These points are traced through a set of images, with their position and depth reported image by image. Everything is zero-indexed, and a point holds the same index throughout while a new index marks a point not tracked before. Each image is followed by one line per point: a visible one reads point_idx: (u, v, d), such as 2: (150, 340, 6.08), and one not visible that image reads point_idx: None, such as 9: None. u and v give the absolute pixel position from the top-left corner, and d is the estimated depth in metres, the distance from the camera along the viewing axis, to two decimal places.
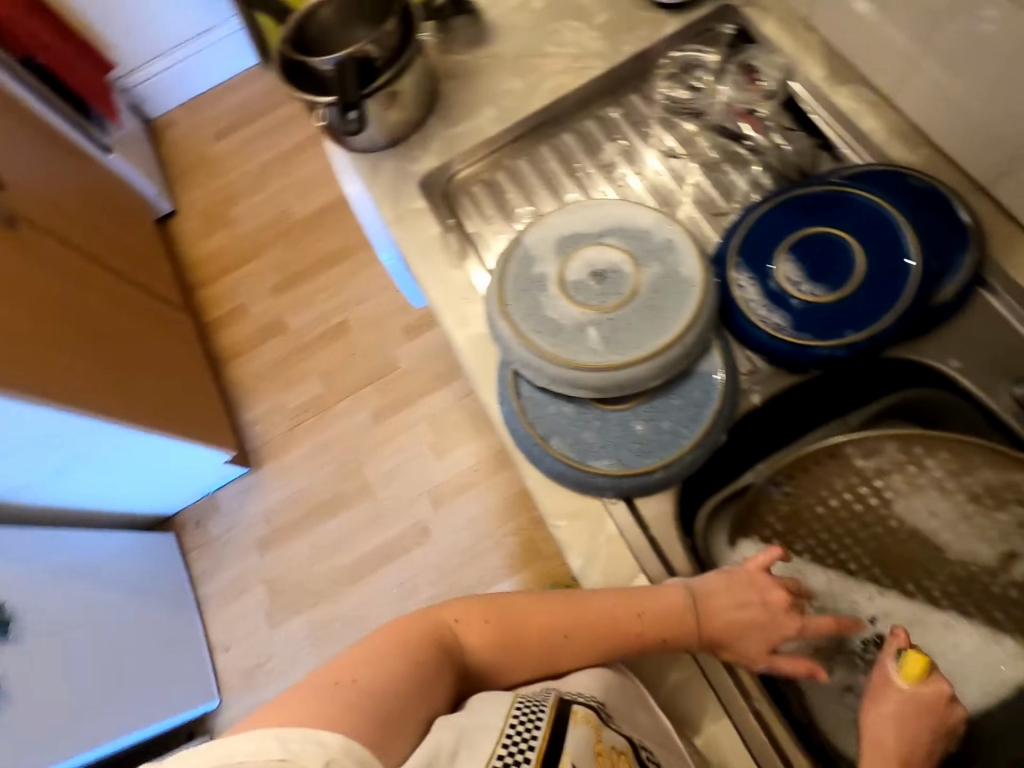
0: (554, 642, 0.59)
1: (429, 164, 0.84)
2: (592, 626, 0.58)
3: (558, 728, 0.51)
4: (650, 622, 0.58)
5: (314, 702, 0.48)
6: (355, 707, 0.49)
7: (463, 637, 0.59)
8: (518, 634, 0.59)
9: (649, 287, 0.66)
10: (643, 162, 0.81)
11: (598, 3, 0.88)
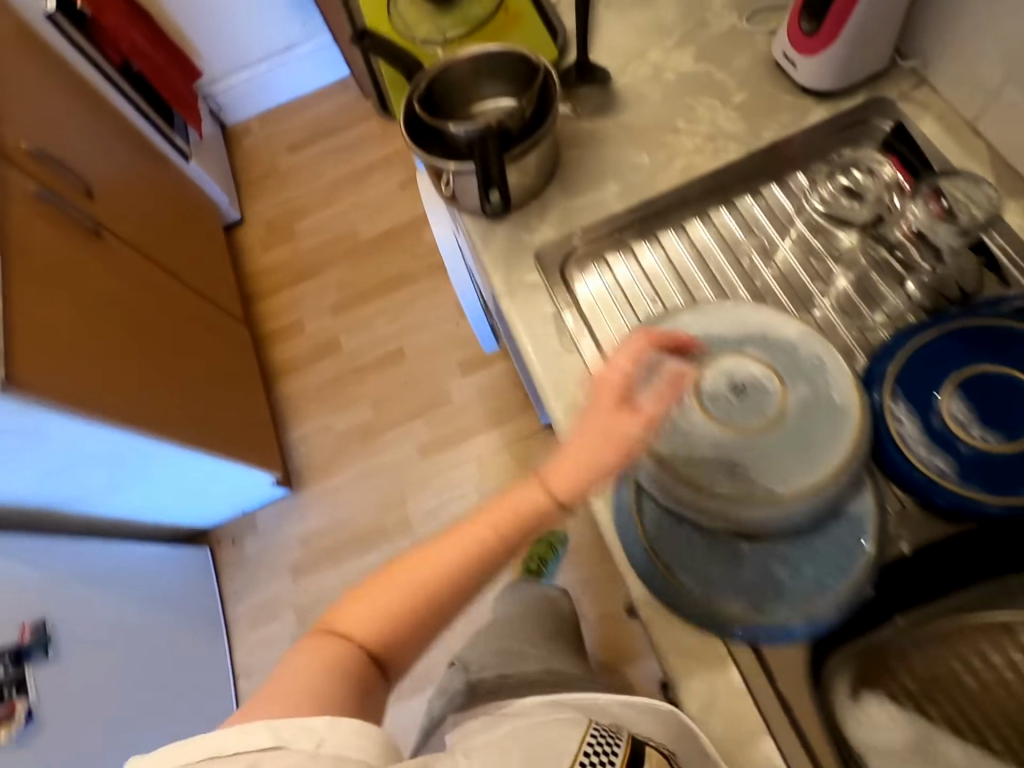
0: (415, 610, 0.61)
1: (546, 236, 0.80)
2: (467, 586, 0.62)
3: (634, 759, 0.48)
4: (478, 554, 0.61)
5: (290, 700, 0.52)
6: (308, 694, 0.53)
7: (344, 628, 0.60)
8: (392, 614, 0.60)
9: (797, 411, 0.60)
10: (779, 260, 0.75)
11: (737, 81, 0.84)
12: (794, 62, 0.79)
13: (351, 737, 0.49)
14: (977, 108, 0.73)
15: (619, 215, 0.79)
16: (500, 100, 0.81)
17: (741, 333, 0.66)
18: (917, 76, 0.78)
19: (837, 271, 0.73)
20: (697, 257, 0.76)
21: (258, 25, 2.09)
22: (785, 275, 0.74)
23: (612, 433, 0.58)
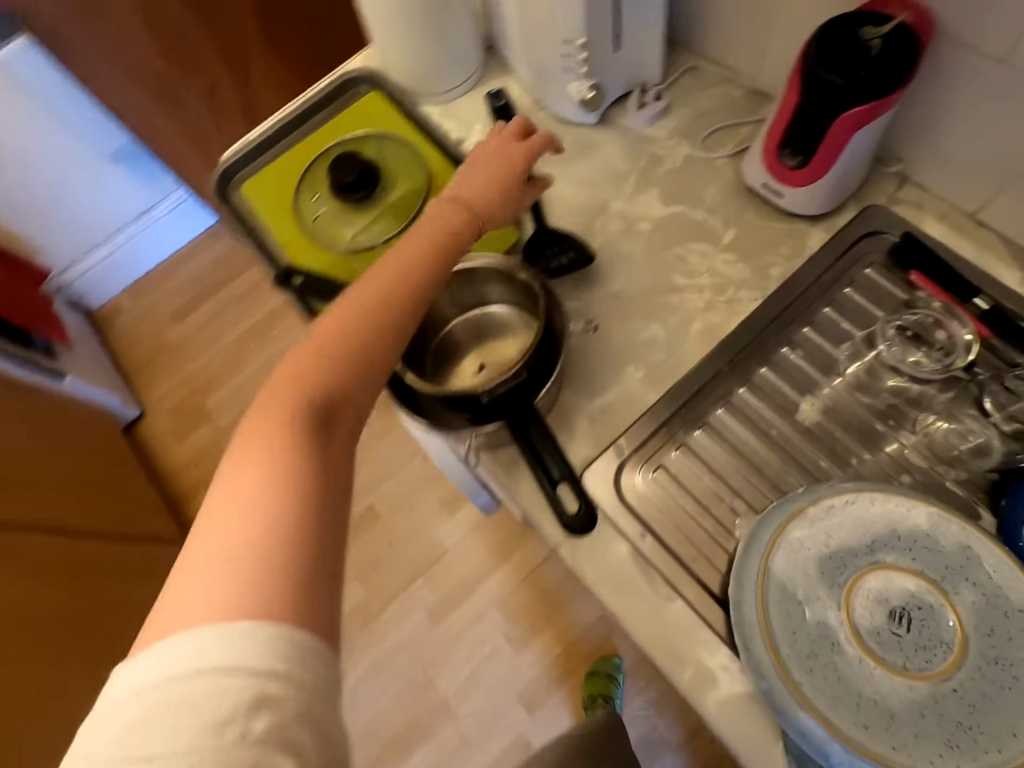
0: (262, 561, 0.42)
1: (586, 453, 0.68)
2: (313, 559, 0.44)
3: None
4: (319, 462, 0.48)
5: (213, 578, 0.42)
6: (266, 524, 0.44)
7: (219, 539, 0.43)
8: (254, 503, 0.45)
9: (977, 628, 0.52)
10: (849, 414, 0.67)
11: (720, 218, 0.78)
12: (781, 191, 0.73)
13: (249, 645, 0.40)
14: (977, 203, 0.71)
15: (660, 406, 0.69)
16: (482, 310, 0.70)
17: (867, 537, 0.56)
18: (898, 177, 0.75)
19: (916, 412, 0.66)
20: (762, 434, 0.67)
21: (99, 200, 1.82)
22: (863, 430, 0.66)
23: (500, 156, 0.66)
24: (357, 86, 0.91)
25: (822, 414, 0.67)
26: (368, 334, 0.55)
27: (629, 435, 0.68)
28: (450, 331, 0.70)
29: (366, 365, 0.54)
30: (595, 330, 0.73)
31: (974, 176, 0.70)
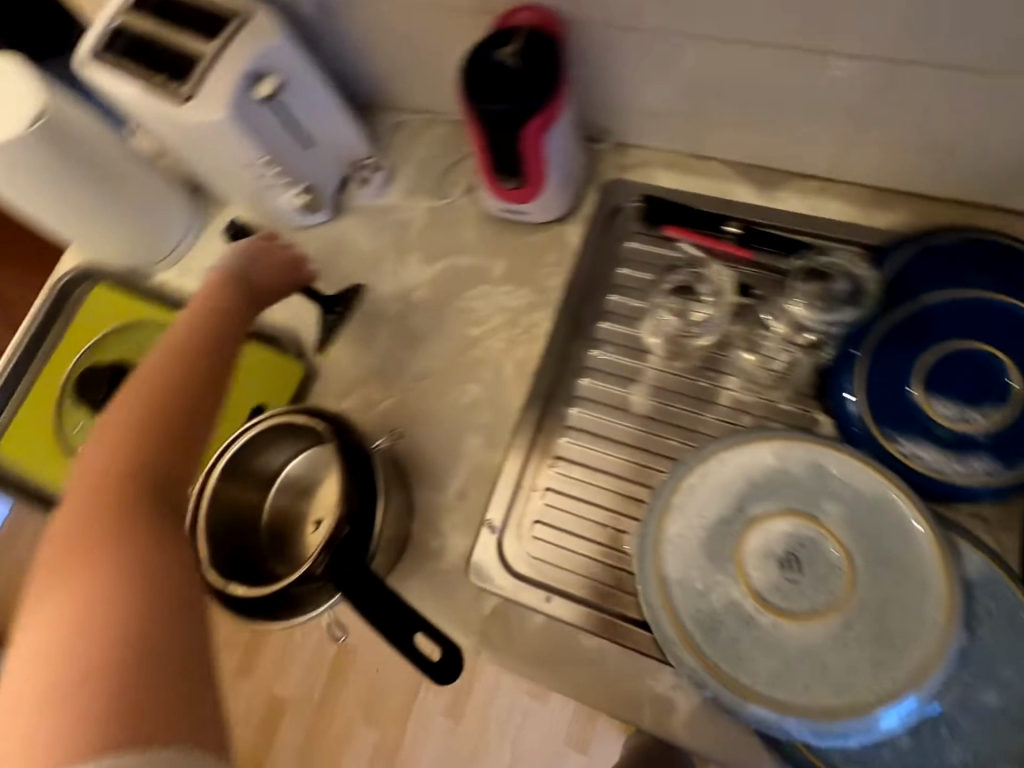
0: (112, 664, 0.40)
1: (464, 544, 0.65)
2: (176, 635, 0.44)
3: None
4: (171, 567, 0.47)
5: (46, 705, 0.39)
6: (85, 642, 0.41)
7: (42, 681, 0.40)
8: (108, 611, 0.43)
9: (855, 537, 0.53)
10: (676, 384, 0.68)
11: (484, 255, 0.77)
12: (522, 210, 0.73)
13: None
14: (690, 142, 0.74)
15: (509, 463, 0.67)
16: (283, 473, 0.66)
17: (733, 499, 0.57)
18: (617, 147, 0.77)
19: (728, 352, 0.68)
20: (613, 441, 0.67)
21: None
22: (693, 392, 0.67)
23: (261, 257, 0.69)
24: (78, 287, 0.83)
25: (652, 396, 0.68)
26: (195, 397, 0.58)
27: (494, 507, 0.66)
28: (271, 509, 0.66)
29: (167, 445, 0.54)
30: (401, 433, 0.71)
31: (674, 123, 0.72)
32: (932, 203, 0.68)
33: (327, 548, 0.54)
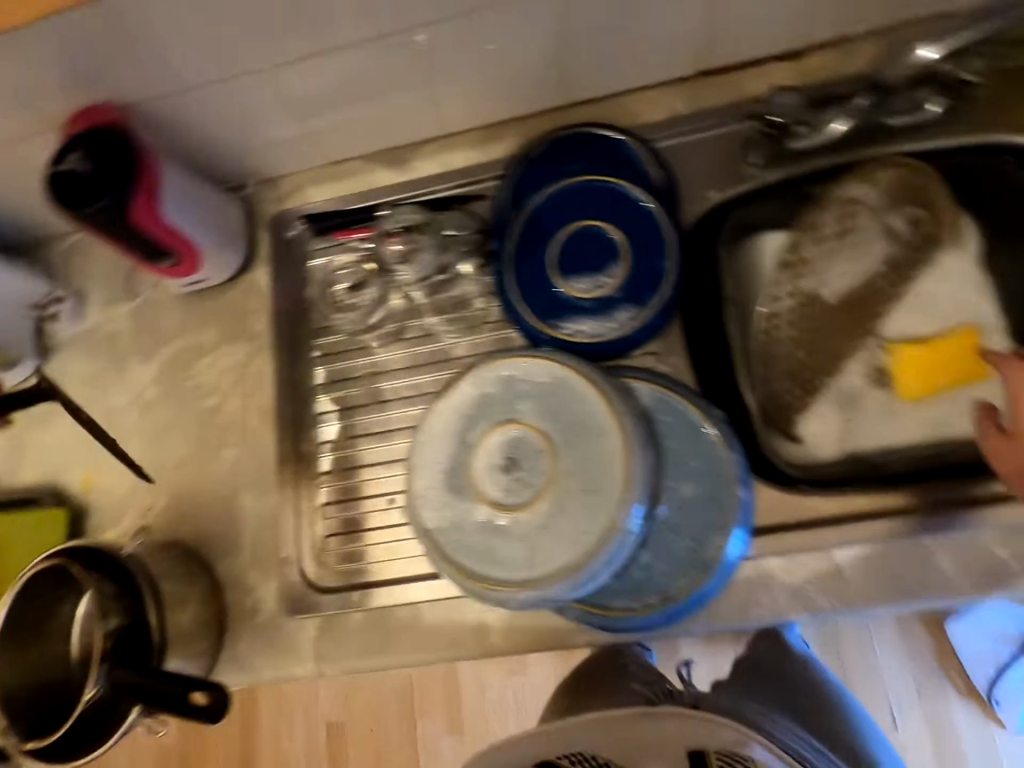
0: None
1: (274, 590, 0.69)
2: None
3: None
4: None
5: None
6: None
7: None
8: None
9: (546, 419, 0.61)
10: (396, 362, 0.74)
11: (194, 330, 0.80)
12: (201, 277, 0.77)
13: None
14: (320, 154, 0.79)
15: (285, 501, 0.71)
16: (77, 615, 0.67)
17: (453, 436, 0.64)
18: (266, 183, 0.82)
19: (426, 316, 0.74)
20: (361, 437, 0.72)
21: None
22: (412, 362, 0.73)
23: None
24: None
25: (376, 383, 0.73)
26: None
27: (286, 545, 0.70)
28: (81, 648, 0.66)
29: None
30: (146, 534, 0.73)
31: (293, 146, 0.77)
32: (530, 120, 0.77)
33: (100, 662, 0.59)
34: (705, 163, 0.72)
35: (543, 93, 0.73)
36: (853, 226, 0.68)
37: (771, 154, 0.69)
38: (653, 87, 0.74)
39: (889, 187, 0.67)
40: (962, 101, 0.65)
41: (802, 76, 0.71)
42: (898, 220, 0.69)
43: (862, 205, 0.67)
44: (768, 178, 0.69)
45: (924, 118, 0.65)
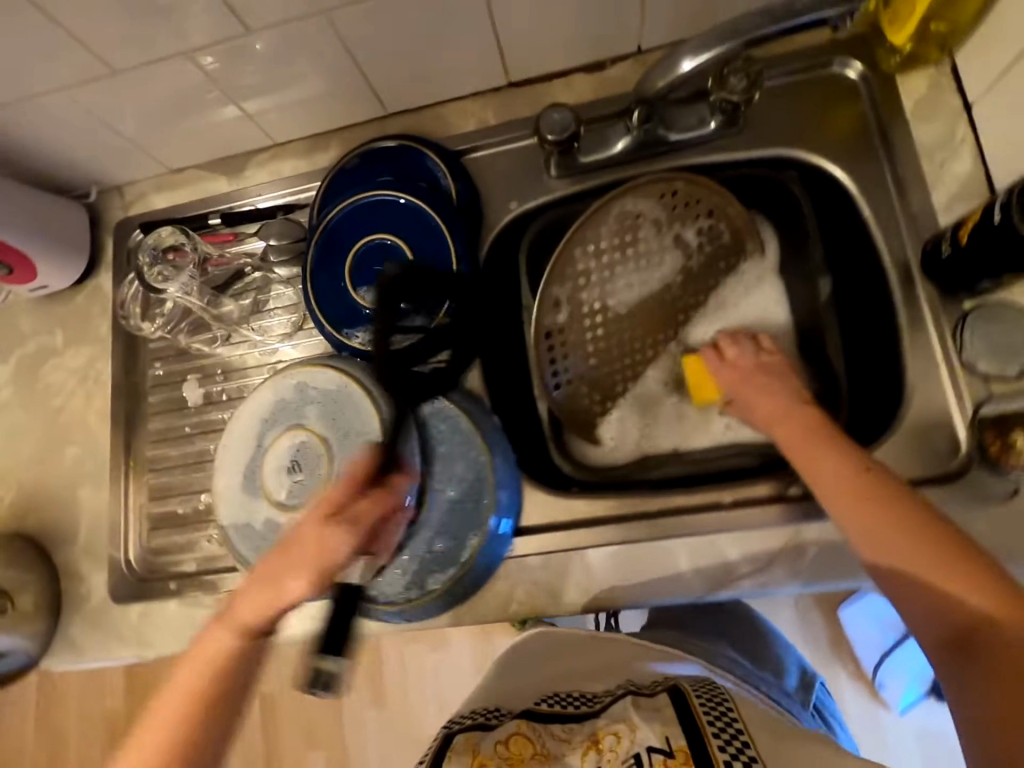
0: None
1: (103, 578, 0.75)
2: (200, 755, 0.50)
3: (439, 754, 0.58)
4: None
5: None
6: None
7: None
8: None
9: (327, 425, 0.66)
10: (221, 367, 0.78)
11: (45, 333, 0.84)
12: (44, 283, 0.81)
13: None
14: (156, 163, 0.82)
15: (117, 496, 0.77)
16: None
17: (252, 439, 0.69)
18: (112, 191, 0.85)
19: (251, 323, 0.79)
20: (185, 439, 0.77)
21: None
22: (236, 367, 0.78)
23: None
24: None
25: (201, 385, 0.78)
26: None
27: (116, 538, 0.76)
28: None
29: None
30: None
31: (126, 156, 0.80)
32: (354, 130, 0.79)
33: None
34: (510, 176, 0.74)
35: (358, 106, 0.76)
36: (638, 240, 0.69)
37: (565, 168, 0.71)
38: (465, 98, 0.76)
39: (672, 201, 0.68)
40: (739, 120, 0.67)
41: (601, 89, 0.73)
42: (688, 232, 0.70)
43: (646, 220, 0.69)
44: (564, 192, 0.72)
45: (702, 135, 0.67)
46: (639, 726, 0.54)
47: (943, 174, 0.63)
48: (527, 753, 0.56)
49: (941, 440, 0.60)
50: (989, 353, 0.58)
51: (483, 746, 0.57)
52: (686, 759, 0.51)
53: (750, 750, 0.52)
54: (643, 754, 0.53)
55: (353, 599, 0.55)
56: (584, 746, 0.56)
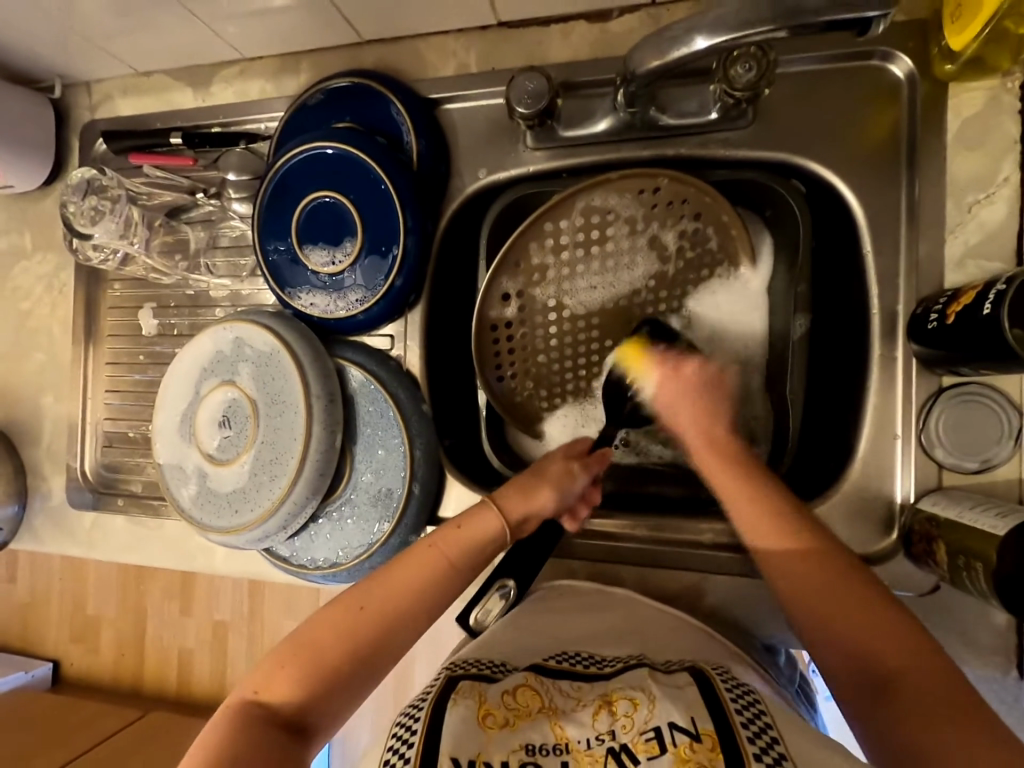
0: None
1: (62, 481, 0.81)
2: (384, 651, 0.47)
3: (442, 700, 0.44)
4: None
5: None
6: None
7: None
8: (223, 752, 0.41)
9: (258, 387, 0.65)
10: (175, 299, 0.77)
11: (14, 233, 0.84)
12: (9, 183, 0.79)
13: None
14: (122, 64, 0.76)
15: (75, 409, 0.80)
16: None
17: (188, 384, 0.68)
18: (81, 88, 0.80)
19: (204, 258, 0.76)
20: (139, 366, 0.79)
21: None
22: (187, 302, 0.77)
23: None
24: None
25: (156, 316, 0.78)
26: None
27: (73, 447, 0.80)
28: None
29: None
30: None
31: (88, 54, 0.74)
32: (327, 54, 0.71)
33: None
34: (484, 138, 0.66)
35: (329, 28, 0.67)
36: (606, 238, 0.63)
37: (542, 140, 0.63)
38: (449, 35, 0.67)
39: (651, 199, 0.61)
40: (747, 111, 0.58)
41: (601, 46, 0.63)
42: (668, 234, 0.62)
43: (618, 217, 0.62)
44: (538, 169, 0.64)
45: (697, 124, 0.59)
46: (658, 701, 0.42)
47: (966, 219, 0.54)
48: (535, 707, 0.44)
49: (877, 517, 0.56)
50: (952, 440, 0.53)
51: (490, 695, 0.44)
52: (715, 748, 0.39)
53: (783, 748, 0.39)
54: (664, 732, 0.40)
55: (550, 546, 0.59)
56: (596, 705, 0.44)
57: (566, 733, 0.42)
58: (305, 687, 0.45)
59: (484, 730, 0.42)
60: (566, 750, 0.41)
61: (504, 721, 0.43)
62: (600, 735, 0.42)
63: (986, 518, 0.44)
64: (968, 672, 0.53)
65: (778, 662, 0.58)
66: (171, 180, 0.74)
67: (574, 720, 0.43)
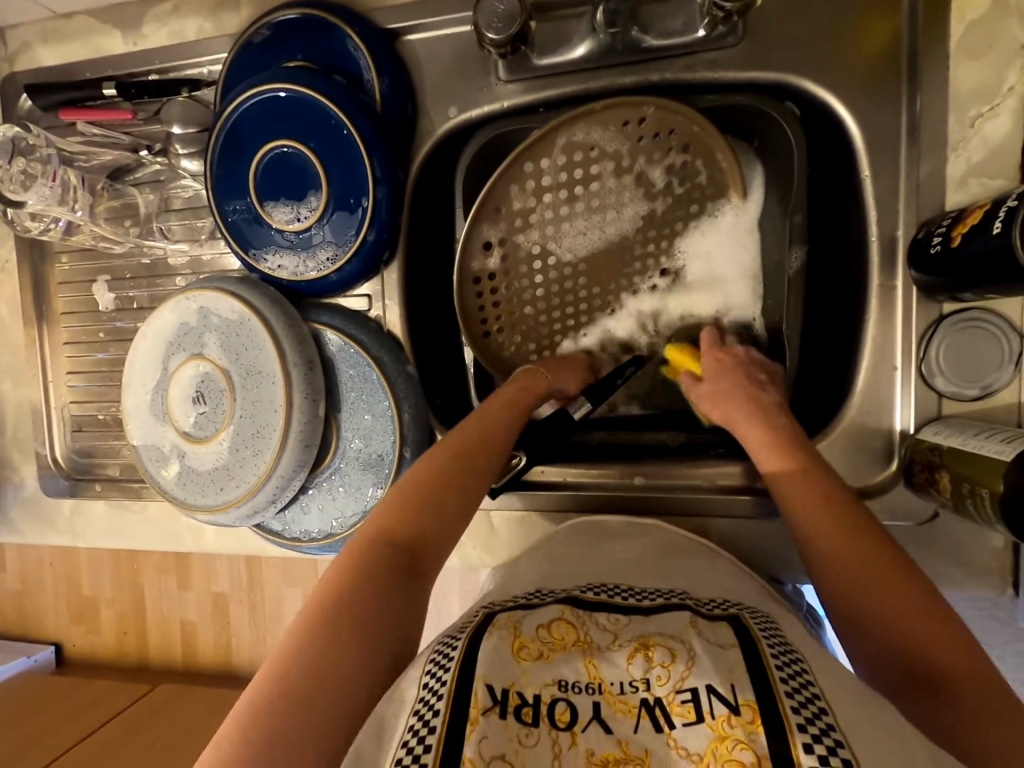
0: None
1: (33, 470, 0.77)
2: (472, 490, 0.49)
3: (477, 632, 0.41)
4: None
5: None
6: None
7: None
8: (345, 589, 0.41)
9: (230, 358, 0.61)
10: (130, 270, 0.72)
11: None
12: None
13: None
14: (37, 6, 0.68)
15: (35, 393, 0.76)
16: None
17: (155, 360, 0.64)
18: None
19: (157, 222, 0.70)
20: (100, 345, 0.74)
21: None
22: (144, 272, 0.71)
23: None
24: None
25: (111, 288, 0.72)
26: None
27: (40, 434, 0.76)
28: None
29: None
30: None
31: None
32: None
33: None
34: (451, 74, 0.60)
35: None
36: (590, 176, 0.59)
37: (515, 71, 0.58)
38: None
39: (637, 131, 0.57)
40: (736, 28, 0.53)
41: None
42: (655, 170, 0.58)
43: (602, 152, 0.58)
44: (513, 104, 0.59)
45: (684, 44, 0.54)
46: (697, 661, 0.38)
47: (969, 135, 0.51)
48: (570, 640, 0.40)
49: (878, 451, 0.55)
50: (952, 369, 0.52)
51: (525, 628, 0.41)
52: (756, 720, 0.34)
53: (837, 728, 0.34)
54: (701, 699, 0.36)
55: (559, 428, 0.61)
56: (633, 646, 0.39)
57: (600, 673, 0.38)
58: (425, 513, 0.47)
59: (518, 662, 0.39)
60: (598, 691, 0.37)
61: (539, 653, 0.39)
62: (634, 683, 0.38)
63: (993, 444, 0.44)
64: (968, 594, 0.54)
65: (787, 591, 0.58)
66: (109, 135, 0.68)
67: (609, 661, 0.39)
